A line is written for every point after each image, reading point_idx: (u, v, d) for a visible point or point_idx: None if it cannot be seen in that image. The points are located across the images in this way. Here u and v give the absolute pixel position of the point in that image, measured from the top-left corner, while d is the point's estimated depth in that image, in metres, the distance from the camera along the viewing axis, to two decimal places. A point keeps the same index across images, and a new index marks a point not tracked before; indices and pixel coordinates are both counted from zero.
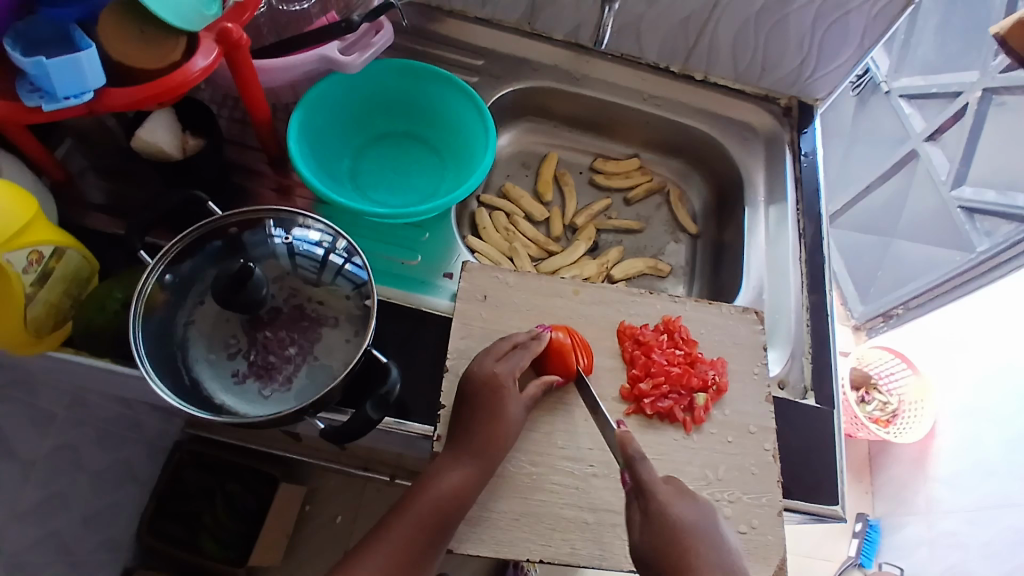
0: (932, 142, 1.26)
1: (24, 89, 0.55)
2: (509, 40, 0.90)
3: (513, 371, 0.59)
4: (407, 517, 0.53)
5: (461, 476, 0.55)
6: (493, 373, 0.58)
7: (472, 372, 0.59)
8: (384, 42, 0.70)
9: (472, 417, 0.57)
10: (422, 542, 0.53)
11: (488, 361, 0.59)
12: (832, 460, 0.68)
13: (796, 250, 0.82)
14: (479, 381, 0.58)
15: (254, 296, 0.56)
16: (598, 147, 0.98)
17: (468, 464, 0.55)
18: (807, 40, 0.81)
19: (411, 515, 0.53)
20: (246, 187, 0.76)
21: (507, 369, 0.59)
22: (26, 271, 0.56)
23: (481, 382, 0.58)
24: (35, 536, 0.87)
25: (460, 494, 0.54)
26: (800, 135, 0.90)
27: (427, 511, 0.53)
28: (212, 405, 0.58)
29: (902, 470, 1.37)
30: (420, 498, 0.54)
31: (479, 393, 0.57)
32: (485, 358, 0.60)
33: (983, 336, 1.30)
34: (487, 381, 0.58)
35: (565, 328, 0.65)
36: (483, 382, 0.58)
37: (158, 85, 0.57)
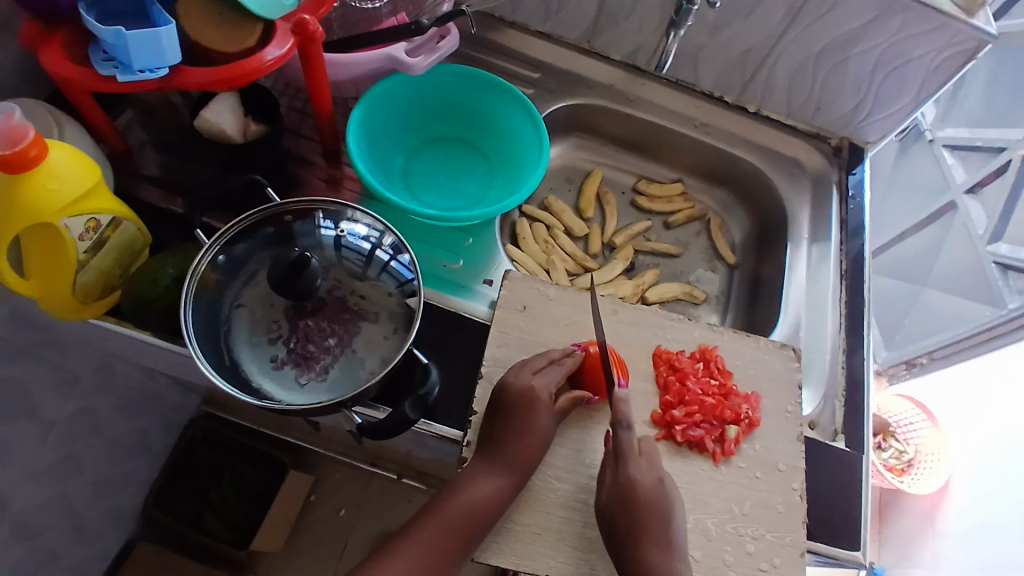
0: (972, 195, 1.24)
1: (99, 59, 0.56)
2: (567, 57, 0.91)
3: (550, 386, 0.59)
4: (437, 519, 0.55)
5: (491, 483, 0.55)
6: (531, 388, 0.58)
7: (506, 384, 0.59)
8: (450, 46, 0.71)
9: (505, 425, 0.57)
10: (453, 544, 0.54)
11: (524, 374, 0.60)
12: (857, 508, 0.67)
13: (836, 290, 0.82)
14: (514, 394, 0.58)
15: (307, 285, 0.56)
16: (643, 169, 0.98)
17: (498, 470, 0.56)
18: (865, 85, 0.81)
19: (442, 516, 0.55)
20: (298, 175, 0.77)
21: (546, 383, 0.59)
22: (82, 238, 0.57)
23: (515, 395, 0.58)
24: (44, 495, 0.88)
25: (491, 501, 0.55)
26: (848, 176, 0.90)
27: (457, 515, 0.54)
28: (250, 387, 0.59)
29: (913, 522, 1.35)
30: (451, 500, 0.55)
31: (516, 403, 0.58)
32: (521, 371, 0.60)
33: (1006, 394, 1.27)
34: (521, 395, 0.58)
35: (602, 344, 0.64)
36: (520, 396, 0.58)
37: (232, 69, 0.58)
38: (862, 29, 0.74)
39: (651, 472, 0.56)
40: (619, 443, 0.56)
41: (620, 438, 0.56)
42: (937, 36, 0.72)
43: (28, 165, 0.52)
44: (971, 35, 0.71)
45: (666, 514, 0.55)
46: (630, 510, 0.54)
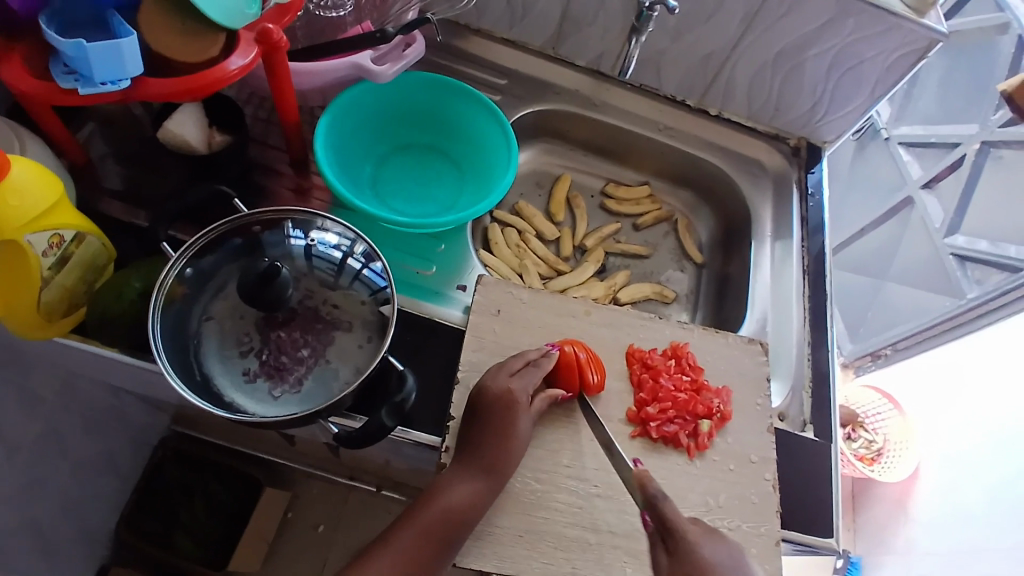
0: (928, 190, 1.29)
1: (59, 72, 0.55)
2: (533, 64, 0.92)
3: (527, 386, 0.60)
4: (413, 526, 0.54)
5: (470, 488, 0.55)
6: (508, 388, 0.59)
7: (480, 388, 0.60)
8: (417, 53, 0.71)
9: (481, 429, 0.58)
10: (431, 551, 0.53)
11: (501, 377, 0.60)
12: (828, 496, 0.68)
13: (800, 285, 0.84)
14: (490, 397, 0.59)
15: (280, 296, 0.56)
16: (611, 173, 1.00)
17: (476, 473, 0.56)
18: (820, 86, 0.85)
19: (418, 523, 0.54)
20: (266, 186, 0.77)
21: (524, 385, 0.60)
22: (45, 254, 0.55)
23: (491, 398, 0.59)
24: (13, 523, 0.84)
25: (470, 505, 0.55)
26: (807, 175, 0.93)
27: (435, 520, 0.54)
28: (222, 402, 0.58)
29: (882, 510, 1.40)
30: (428, 506, 0.55)
31: (493, 405, 0.58)
32: (494, 375, 0.60)
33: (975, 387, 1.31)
34: (495, 399, 0.58)
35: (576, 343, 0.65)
36: (497, 397, 0.58)
37: (195, 79, 0.57)
38: (816, 32, 0.77)
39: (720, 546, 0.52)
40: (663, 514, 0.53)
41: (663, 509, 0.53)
42: (889, 37, 0.75)
43: None
44: (924, 34, 0.74)
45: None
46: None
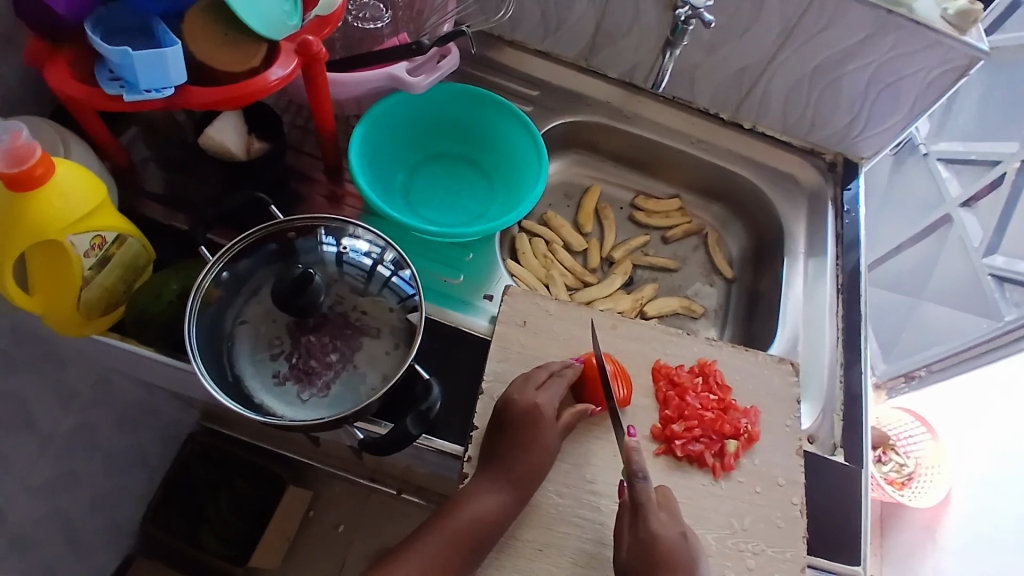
0: (967, 208, 1.25)
1: (105, 79, 0.57)
2: (565, 75, 0.92)
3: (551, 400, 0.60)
4: (436, 533, 0.55)
5: (494, 503, 0.55)
6: (533, 400, 0.59)
7: (506, 400, 0.60)
8: (451, 66, 0.72)
9: (510, 441, 0.58)
10: (451, 558, 0.54)
11: (526, 391, 0.60)
12: (857, 524, 0.67)
13: (833, 304, 0.82)
14: (517, 409, 0.59)
15: (312, 302, 0.57)
16: (641, 185, 0.99)
17: (505, 488, 0.56)
18: (858, 102, 0.83)
19: (442, 531, 0.55)
20: (301, 192, 0.78)
21: (550, 398, 0.60)
22: (87, 255, 0.58)
23: (518, 411, 0.59)
24: (45, 508, 0.88)
25: (492, 519, 0.55)
26: (843, 192, 0.91)
27: (459, 527, 0.54)
28: (252, 403, 0.59)
29: (912, 536, 1.35)
30: (451, 516, 0.55)
31: (520, 417, 0.58)
32: (518, 388, 0.60)
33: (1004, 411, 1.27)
34: (522, 412, 0.58)
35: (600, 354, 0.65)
36: (525, 409, 0.58)
37: (237, 89, 0.59)
38: (856, 47, 0.76)
39: (674, 525, 0.55)
40: (637, 494, 0.55)
41: (637, 489, 0.55)
42: (931, 52, 0.74)
43: (33, 183, 0.52)
44: (966, 52, 0.72)
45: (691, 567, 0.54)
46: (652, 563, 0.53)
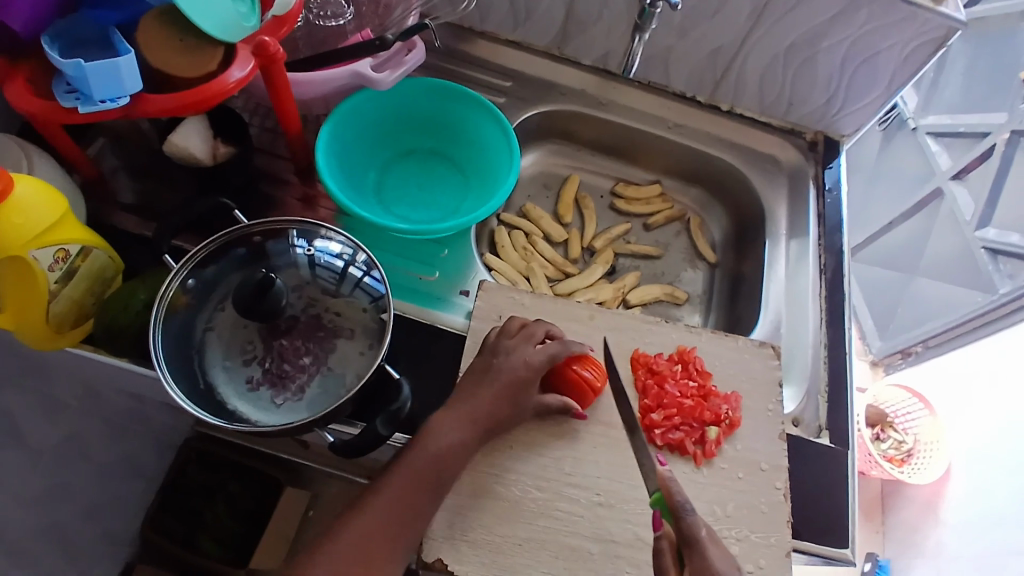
0: (958, 181, 1.24)
1: (61, 91, 0.56)
2: (539, 65, 0.91)
3: (538, 363, 0.60)
4: (400, 470, 0.55)
5: (451, 436, 0.57)
6: (520, 361, 0.60)
7: (486, 356, 0.61)
8: (416, 60, 0.71)
9: (477, 390, 0.59)
10: (417, 494, 0.54)
11: (514, 357, 0.60)
12: (844, 505, 0.66)
13: (815, 284, 0.81)
14: (497, 366, 0.59)
15: (276, 306, 0.56)
16: (620, 172, 0.98)
17: (462, 424, 0.57)
18: (835, 79, 0.82)
19: (404, 465, 0.55)
20: (273, 195, 0.78)
21: (537, 362, 0.60)
22: (51, 269, 0.57)
23: (496, 365, 0.59)
24: (38, 522, 0.89)
25: (451, 451, 0.56)
26: (824, 170, 0.90)
27: (422, 464, 0.55)
28: (224, 411, 0.59)
29: (912, 512, 1.33)
30: (413, 452, 0.56)
31: (506, 379, 0.59)
32: (500, 350, 0.61)
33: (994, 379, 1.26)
34: (501, 366, 0.59)
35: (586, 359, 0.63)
36: (511, 370, 0.59)
37: (193, 94, 0.58)
38: (830, 23, 0.74)
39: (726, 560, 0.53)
40: (687, 528, 0.53)
41: (687, 523, 0.53)
42: (906, 26, 0.72)
43: None
44: (942, 23, 0.70)
45: None
46: None
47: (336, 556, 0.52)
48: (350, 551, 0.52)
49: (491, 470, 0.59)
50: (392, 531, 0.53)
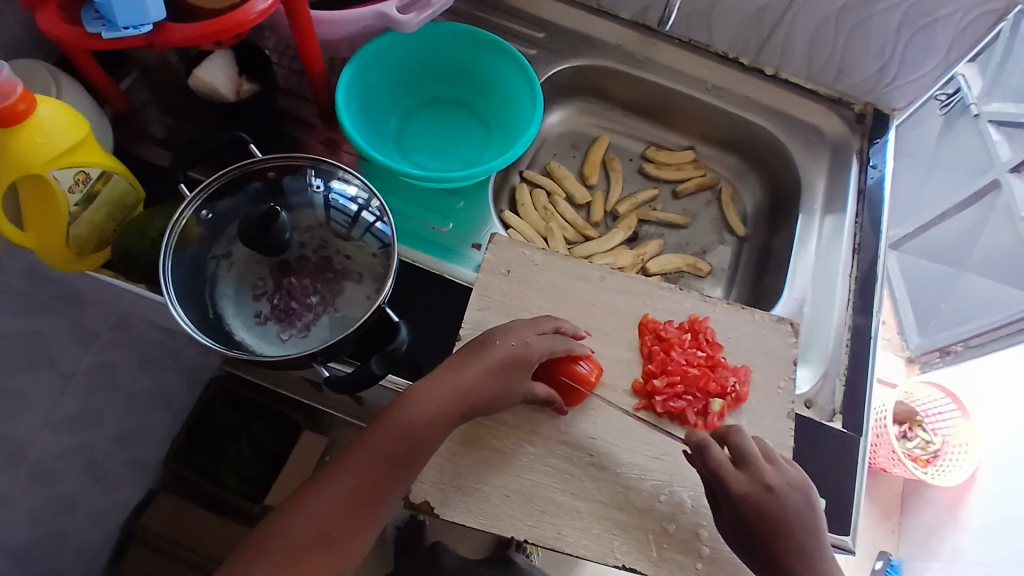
0: (1015, 173, 1.17)
1: (89, 17, 0.57)
2: (576, 17, 0.87)
3: (536, 350, 0.56)
4: (371, 446, 0.51)
5: (433, 407, 0.53)
6: (515, 348, 0.56)
7: (476, 342, 0.56)
8: (443, 4, 0.68)
9: (461, 368, 0.54)
10: (386, 471, 0.51)
11: (510, 339, 0.56)
12: (849, 492, 0.64)
13: (847, 265, 0.77)
14: (487, 353, 0.55)
15: (279, 238, 0.59)
16: (652, 135, 0.94)
17: (448, 397, 0.53)
18: (890, 47, 0.78)
19: (379, 442, 0.51)
20: (296, 137, 0.78)
21: (536, 352, 0.56)
22: (71, 190, 0.59)
23: (482, 351, 0.55)
24: (68, 443, 0.88)
25: (430, 423, 0.52)
26: (871, 146, 0.84)
27: (398, 436, 0.51)
28: (231, 341, 0.60)
29: (932, 514, 1.26)
30: (386, 425, 0.52)
31: (497, 368, 0.55)
32: (493, 333, 0.57)
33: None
34: (489, 353, 0.55)
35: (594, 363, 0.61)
36: (504, 357, 0.55)
37: (216, 24, 0.57)
38: None
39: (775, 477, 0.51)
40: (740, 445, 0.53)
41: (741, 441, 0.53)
42: None
43: (15, 118, 0.54)
44: None
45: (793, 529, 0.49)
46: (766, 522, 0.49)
47: (297, 531, 0.48)
48: (313, 527, 0.48)
49: (487, 421, 0.59)
50: (358, 509, 0.50)
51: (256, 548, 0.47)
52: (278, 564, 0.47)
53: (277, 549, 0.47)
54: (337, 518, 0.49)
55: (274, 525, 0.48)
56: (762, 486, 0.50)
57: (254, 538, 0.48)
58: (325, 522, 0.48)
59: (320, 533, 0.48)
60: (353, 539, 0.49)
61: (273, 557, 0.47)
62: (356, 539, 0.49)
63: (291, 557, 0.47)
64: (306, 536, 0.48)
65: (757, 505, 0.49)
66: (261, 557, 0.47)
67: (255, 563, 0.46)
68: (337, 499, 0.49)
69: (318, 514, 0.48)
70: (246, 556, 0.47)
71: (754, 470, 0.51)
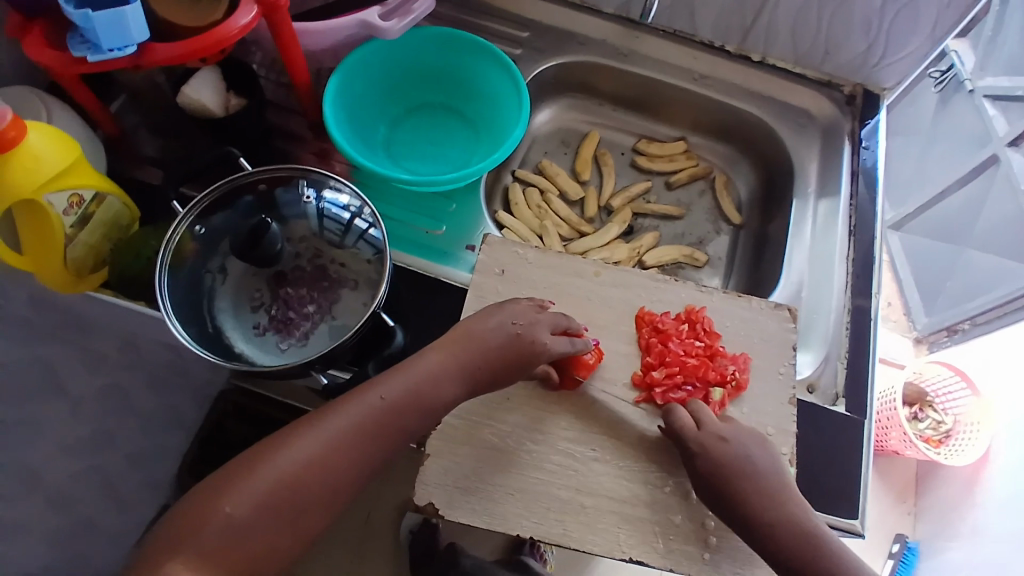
0: (1013, 147, 1.16)
1: (74, 42, 0.57)
2: (558, 14, 0.87)
3: (551, 351, 0.57)
4: (384, 407, 0.51)
5: (444, 374, 0.53)
6: (532, 343, 0.56)
7: (494, 324, 0.56)
8: (424, 9, 0.69)
9: (481, 349, 0.55)
10: (388, 431, 0.51)
11: (519, 319, 0.57)
12: (856, 475, 0.64)
13: (844, 248, 0.77)
14: (506, 340, 0.55)
15: (268, 249, 0.60)
16: (643, 128, 0.94)
17: (455, 370, 0.54)
18: (875, 22, 0.77)
19: (391, 406, 0.51)
20: (287, 149, 0.78)
21: (548, 351, 0.56)
22: (66, 214, 0.60)
23: (504, 337, 0.55)
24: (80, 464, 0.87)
25: (439, 393, 0.53)
26: (861, 126, 0.84)
27: (405, 398, 0.51)
28: (231, 354, 0.60)
29: (947, 494, 1.25)
30: (397, 384, 0.52)
31: (515, 360, 0.55)
32: (511, 317, 0.57)
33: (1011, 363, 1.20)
34: (512, 341, 0.55)
35: (599, 352, 0.62)
36: (521, 349, 0.55)
37: (201, 39, 0.58)
38: None
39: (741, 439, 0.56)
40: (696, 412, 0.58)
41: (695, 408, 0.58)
42: None
43: (6, 144, 0.55)
44: None
45: (780, 501, 0.53)
46: (732, 494, 0.53)
47: (288, 466, 0.48)
48: (308, 463, 0.48)
49: (485, 421, 0.59)
50: (355, 461, 0.49)
51: (248, 468, 0.48)
52: (266, 489, 0.47)
53: (268, 474, 0.47)
54: (329, 464, 0.49)
55: (268, 451, 0.49)
56: (716, 438, 0.56)
57: (245, 457, 0.49)
58: (322, 462, 0.48)
59: (313, 472, 0.48)
60: (342, 487, 0.49)
61: (264, 479, 0.47)
62: (345, 488, 0.49)
63: (282, 485, 0.47)
64: (297, 473, 0.48)
65: (714, 457, 0.55)
66: (251, 479, 0.47)
67: (245, 482, 0.47)
68: (337, 445, 0.49)
69: (316, 454, 0.48)
70: (235, 475, 0.48)
71: (710, 428, 0.57)
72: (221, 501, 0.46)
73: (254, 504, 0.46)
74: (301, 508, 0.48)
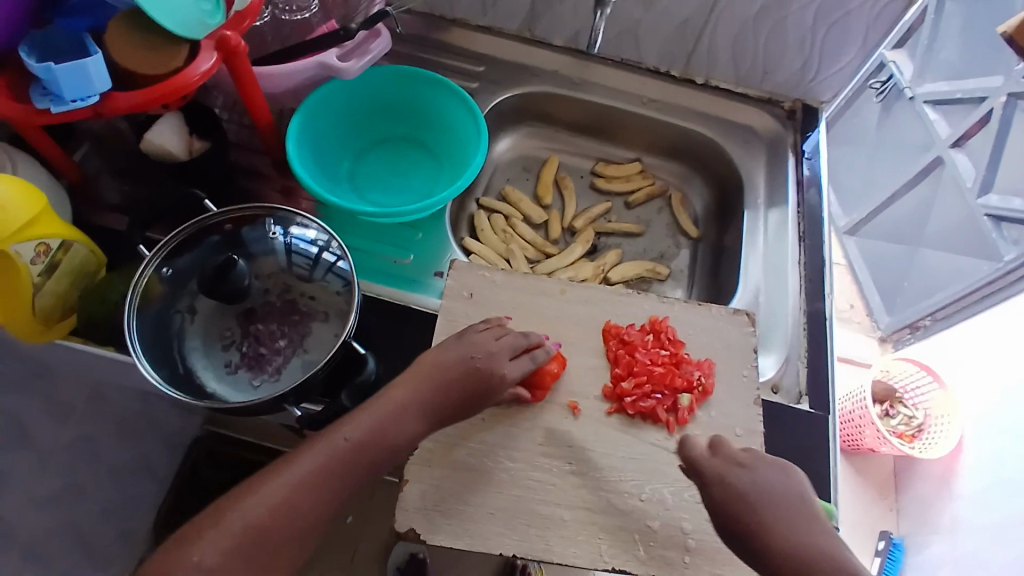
0: (957, 148, 1.24)
1: (37, 94, 0.58)
2: (510, 48, 0.91)
3: (510, 378, 0.58)
4: (350, 447, 0.52)
5: (409, 409, 0.55)
6: (489, 374, 0.57)
7: (454, 357, 0.58)
8: (382, 48, 0.72)
9: (441, 381, 0.56)
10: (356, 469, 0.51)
11: (476, 349, 0.59)
12: (825, 470, 0.66)
13: (796, 254, 0.81)
14: (467, 370, 0.57)
15: (237, 285, 0.60)
16: (600, 152, 0.98)
17: (421, 402, 0.55)
18: (808, 42, 0.83)
19: (358, 445, 0.52)
20: (253, 188, 0.79)
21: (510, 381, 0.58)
22: (33, 263, 0.60)
23: (462, 369, 0.57)
24: None
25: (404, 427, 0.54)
26: (803, 139, 0.89)
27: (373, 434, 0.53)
28: (203, 393, 0.60)
29: (926, 488, 1.27)
30: (362, 422, 0.53)
31: (477, 387, 0.57)
32: (470, 349, 0.58)
33: (988, 359, 1.24)
34: (470, 372, 0.57)
35: (561, 359, 0.64)
36: (482, 380, 0.57)
37: (163, 87, 0.59)
38: None
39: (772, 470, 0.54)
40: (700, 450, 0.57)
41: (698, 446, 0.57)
42: None
43: None
44: None
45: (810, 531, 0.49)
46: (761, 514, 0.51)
47: (258, 512, 0.48)
48: (277, 505, 0.48)
49: (461, 442, 0.60)
50: (325, 503, 0.50)
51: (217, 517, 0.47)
52: (236, 536, 0.47)
53: (237, 521, 0.47)
54: (299, 506, 0.49)
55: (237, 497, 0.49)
56: (732, 464, 0.55)
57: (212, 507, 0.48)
58: (291, 502, 0.49)
59: (280, 515, 0.48)
60: (311, 529, 0.49)
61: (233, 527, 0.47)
62: (314, 526, 0.49)
63: (250, 531, 0.47)
64: (267, 520, 0.48)
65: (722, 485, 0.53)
66: (220, 527, 0.47)
67: (215, 532, 0.46)
68: (304, 487, 0.49)
69: (283, 495, 0.49)
70: (204, 527, 0.47)
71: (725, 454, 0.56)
72: (188, 551, 0.46)
73: (224, 550, 0.46)
74: (271, 550, 0.47)
